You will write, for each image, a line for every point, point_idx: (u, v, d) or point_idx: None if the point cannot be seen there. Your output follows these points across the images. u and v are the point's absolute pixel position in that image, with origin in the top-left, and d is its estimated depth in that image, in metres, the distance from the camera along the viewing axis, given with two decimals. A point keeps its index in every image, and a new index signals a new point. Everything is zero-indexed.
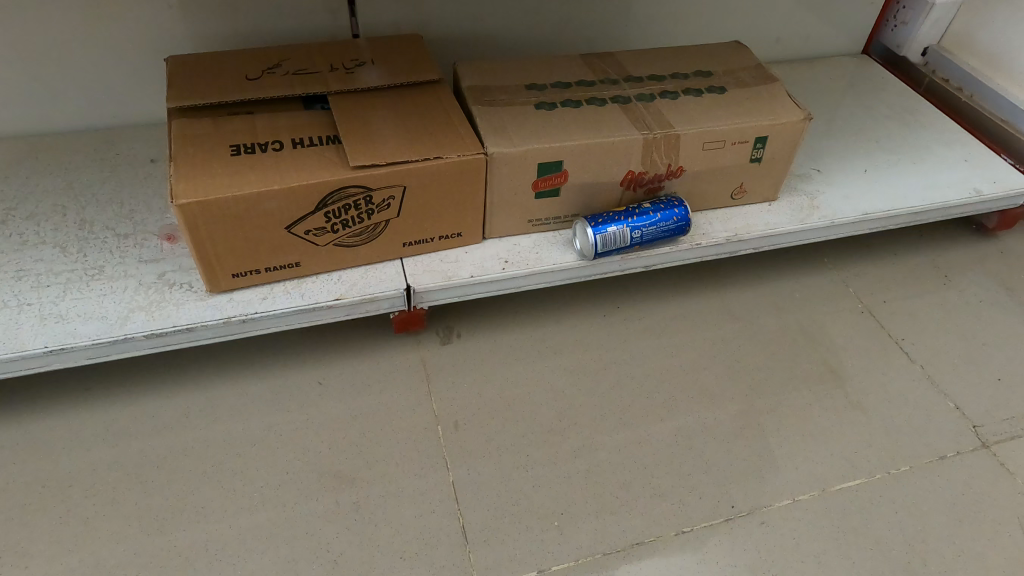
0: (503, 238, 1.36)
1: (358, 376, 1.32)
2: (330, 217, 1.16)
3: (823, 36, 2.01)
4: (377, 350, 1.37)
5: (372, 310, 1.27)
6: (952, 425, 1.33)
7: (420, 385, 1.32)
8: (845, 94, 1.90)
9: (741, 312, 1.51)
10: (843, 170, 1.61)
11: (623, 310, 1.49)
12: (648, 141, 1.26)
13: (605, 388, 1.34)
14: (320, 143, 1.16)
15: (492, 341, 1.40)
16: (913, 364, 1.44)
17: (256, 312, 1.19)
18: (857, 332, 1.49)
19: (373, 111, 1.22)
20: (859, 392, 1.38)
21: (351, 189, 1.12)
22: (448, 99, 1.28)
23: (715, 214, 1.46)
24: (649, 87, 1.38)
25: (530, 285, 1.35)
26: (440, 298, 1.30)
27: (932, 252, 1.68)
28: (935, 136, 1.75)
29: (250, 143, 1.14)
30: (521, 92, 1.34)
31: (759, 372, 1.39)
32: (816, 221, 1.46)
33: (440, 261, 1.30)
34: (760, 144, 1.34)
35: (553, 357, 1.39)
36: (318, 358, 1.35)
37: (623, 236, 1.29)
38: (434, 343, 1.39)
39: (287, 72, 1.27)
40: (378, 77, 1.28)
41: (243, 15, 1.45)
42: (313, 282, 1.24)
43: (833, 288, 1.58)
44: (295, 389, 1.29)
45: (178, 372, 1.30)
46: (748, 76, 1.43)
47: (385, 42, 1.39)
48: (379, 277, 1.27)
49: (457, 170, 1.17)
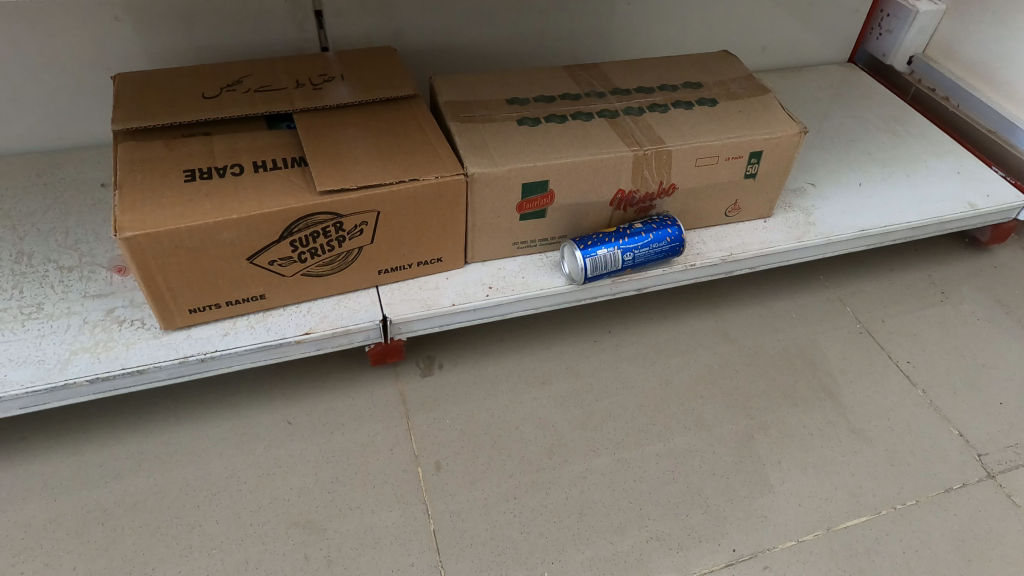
0: (486, 262, 1.27)
1: (331, 414, 1.23)
2: (297, 246, 1.06)
3: (808, 45, 1.97)
4: (352, 384, 1.27)
5: (345, 343, 1.16)
6: (957, 453, 1.27)
7: (399, 423, 1.22)
8: (832, 104, 1.85)
9: (737, 335, 1.44)
10: (836, 184, 1.55)
11: (614, 335, 1.41)
12: (639, 158, 1.18)
13: (596, 421, 1.26)
14: (284, 167, 1.07)
15: (476, 371, 1.32)
16: (913, 388, 1.38)
17: (216, 351, 1.08)
18: (855, 353, 1.43)
19: (344, 132, 1.14)
20: (860, 420, 1.31)
21: (319, 215, 1.03)
22: (425, 117, 1.20)
23: (708, 232, 1.38)
24: (636, 100, 1.31)
25: (516, 312, 1.26)
26: (419, 329, 1.20)
27: (927, 268, 1.63)
28: (925, 146, 1.71)
29: (206, 168, 1.06)
30: (502, 107, 1.26)
31: (756, 400, 1.32)
32: (812, 237, 1.40)
33: (419, 288, 1.21)
34: (755, 159, 1.28)
35: (541, 387, 1.30)
36: (287, 395, 1.25)
37: (613, 259, 1.21)
38: (413, 375, 1.30)
39: (249, 89, 1.20)
40: (347, 94, 1.21)
41: (201, 27, 1.36)
42: (280, 314, 1.14)
43: (829, 307, 1.52)
44: (262, 431, 1.19)
45: (127, 416, 1.19)
46: (738, 87, 1.36)
47: (355, 58, 1.32)
48: (354, 308, 1.17)
49: (434, 193, 1.09)
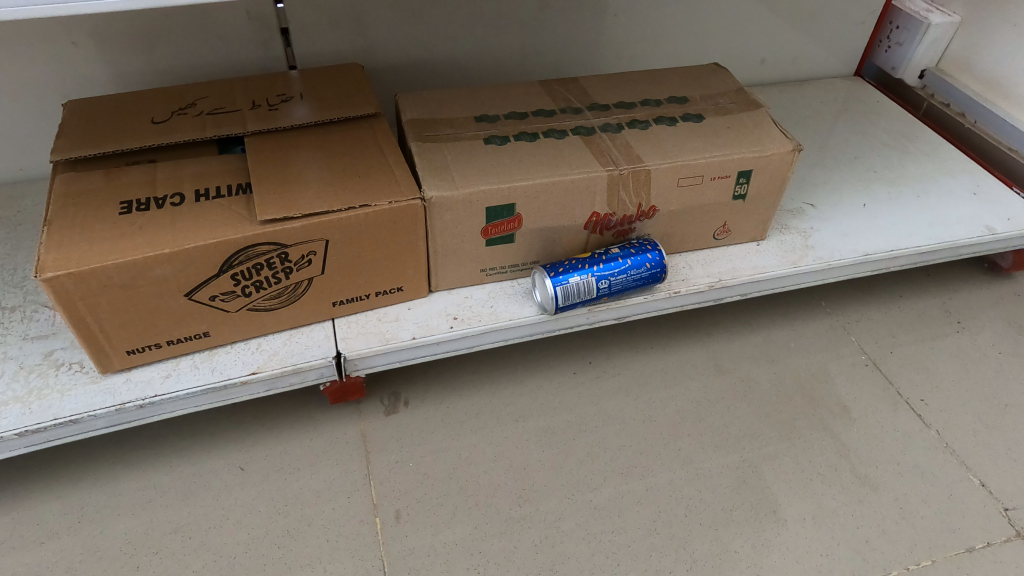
0: (453, 290, 1.18)
1: (285, 458, 1.14)
2: (239, 279, 0.98)
3: (811, 57, 1.87)
4: (310, 423, 1.19)
5: (297, 382, 1.08)
6: (977, 505, 1.15)
7: (358, 466, 1.13)
8: (836, 119, 1.75)
9: (730, 368, 1.33)
10: (839, 205, 1.44)
11: (597, 367, 1.31)
12: (614, 179, 1.09)
13: (573, 465, 1.15)
14: (227, 194, 1.00)
15: (445, 409, 1.22)
16: (927, 428, 1.25)
17: (155, 395, 1.00)
18: (861, 389, 1.31)
19: (295, 155, 1.07)
20: (867, 465, 1.19)
21: (261, 246, 0.96)
22: (384, 137, 1.12)
23: (696, 256, 1.28)
24: (615, 116, 1.22)
25: (484, 344, 1.17)
26: (378, 365, 1.11)
27: (941, 294, 1.51)
28: (937, 164, 1.60)
29: (145, 198, 0.98)
30: (469, 125, 1.18)
31: (751, 442, 1.21)
32: (810, 262, 1.29)
33: (378, 320, 1.12)
34: (744, 179, 1.18)
35: (515, 426, 1.20)
36: (240, 436, 1.16)
37: (587, 287, 1.12)
38: (377, 414, 1.21)
39: (201, 112, 1.14)
40: (304, 115, 1.15)
41: (162, 48, 1.31)
42: (227, 352, 1.06)
43: (832, 338, 1.40)
44: (210, 478, 1.10)
45: (69, 463, 1.11)
46: (727, 102, 1.27)
47: (318, 76, 1.26)
48: (307, 343, 1.08)
49: (388, 219, 1.01)
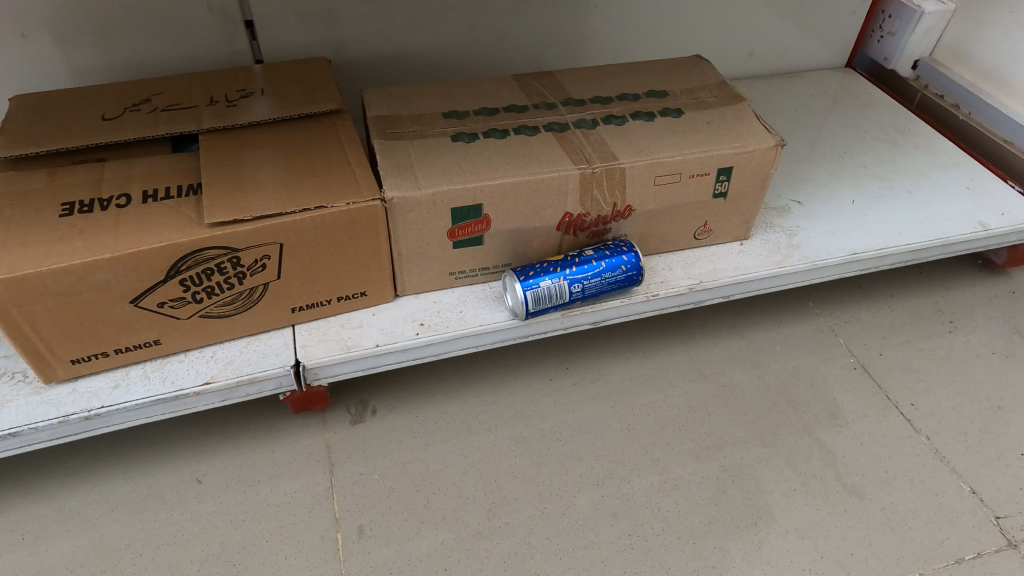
0: (421, 294, 1.13)
1: (245, 470, 1.09)
2: (188, 285, 0.93)
3: (801, 49, 1.81)
4: (272, 433, 1.14)
5: (254, 393, 1.03)
6: (969, 514, 1.10)
7: (321, 479, 1.09)
8: (827, 113, 1.70)
9: (713, 372, 1.28)
10: (826, 202, 1.39)
11: (574, 372, 1.26)
12: (587, 177, 1.04)
13: (546, 475, 1.11)
14: (177, 196, 0.95)
15: (414, 417, 1.17)
16: (916, 434, 1.21)
17: (101, 407, 0.95)
18: (849, 394, 1.26)
19: (251, 154, 1.02)
20: (854, 474, 1.14)
21: (210, 250, 0.91)
22: (346, 135, 1.07)
23: (676, 256, 1.23)
24: (591, 111, 1.17)
25: (453, 351, 1.12)
26: (340, 373, 1.07)
27: (933, 293, 1.46)
28: (930, 158, 1.54)
29: (88, 199, 0.93)
30: (437, 122, 1.13)
31: (733, 450, 1.16)
32: (795, 263, 1.24)
33: (340, 326, 1.07)
34: (724, 177, 1.13)
35: (487, 435, 1.16)
36: (199, 448, 1.11)
37: (560, 291, 1.07)
38: (343, 423, 1.16)
39: (155, 109, 1.09)
40: (263, 111, 1.09)
41: (119, 42, 1.25)
42: (179, 361, 1.01)
43: (819, 340, 1.35)
44: (165, 492, 1.05)
45: (18, 477, 1.06)
46: (709, 95, 1.22)
47: (281, 71, 1.21)
48: (264, 351, 1.03)
49: (346, 222, 0.96)
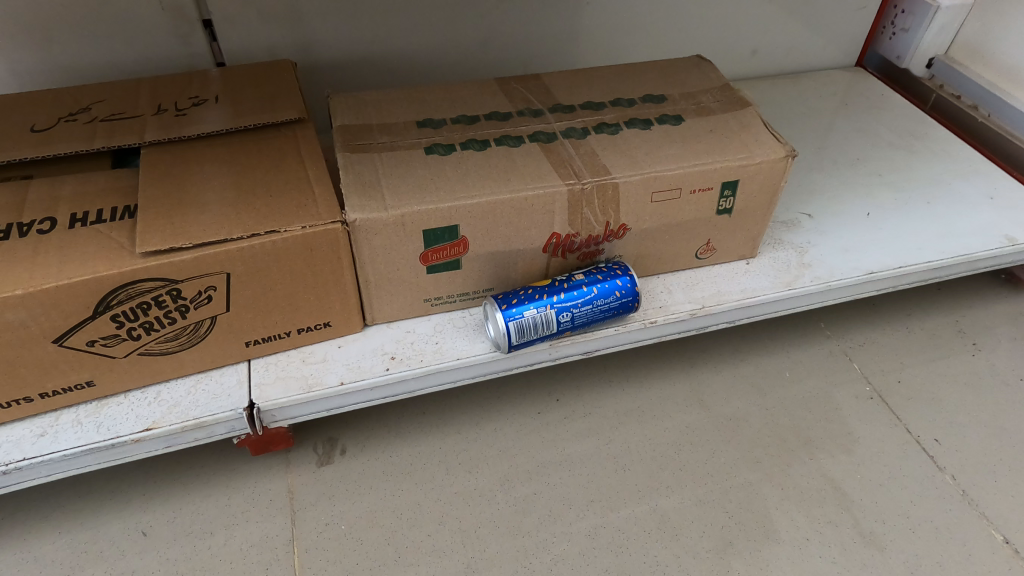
0: (393, 323, 1.02)
1: (196, 520, 0.98)
2: (122, 321, 0.82)
3: (808, 47, 1.70)
4: (230, 478, 1.03)
5: (203, 438, 0.92)
6: (1001, 567, 0.99)
7: (282, 530, 0.97)
8: (836, 116, 1.58)
9: (716, 403, 1.17)
10: (838, 214, 1.28)
11: (564, 405, 1.15)
12: (575, 195, 0.93)
13: (532, 524, 1.00)
14: (109, 219, 0.83)
15: (387, 458, 1.07)
16: (941, 472, 1.10)
17: (23, 459, 0.84)
18: (865, 426, 1.16)
19: (198, 170, 0.91)
20: (873, 520, 1.03)
21: (145, 282, 0.80)
22: (307, 147, 0.96)
23: (675, 278, 1.12)
24: (581, 118, 1.06)
25: (428, 386, 1.01)
26: (300, 413, 0.96)
27: (953, 311, 1.35)
28: (949, 164, 1.43)
29: (7, 224, 0.82)
30: (410, 132, 1.01)
31: (739, 492, 1.05)
32: (805, 284, 1.13)
33: (302, 361, 0.96)
34: (729, 191, 1.02)
35: (467, 478, 1.05)
36: (147, 496, 1.00)
37: (546, 321, 0.96)
38: (308, 465, 1.05)
39: (94, 118, 0.97)
40: (215, 121, 0.98)
41: (62, 44, 1.14)
42: (118, 403, 0.90)
43: (831, 366, 1.25)
44: (105, 547, 0.94)
45: None
46: (711, 100, 1.11)
47: (238, 75, 1.09)
48: (215, 390, 0.92)
49: (302, 247, 0.85)
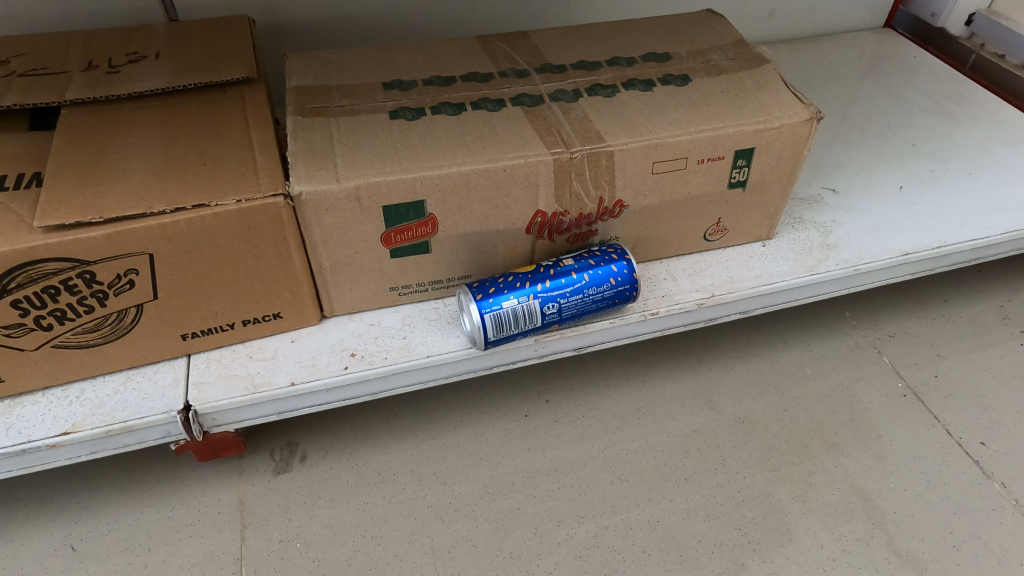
0: (356, 315, 0.90)
1: (134, 534, 0.87)
2: (27, 308, 0.71)
3: (832, 8, 1.54)
4: (175, 487, 0.92)
5: (134, 443, 0.80)
6: None
7: (229, 547, 0.86)
8: (863, 81, 1.43)
9: (726, 402, 1.04)
10: (868, 189, 1.13)
11: (555, 407, 1.03)
12: (563, 165, 0.79)
13: (515, 542, 0.88)
14: (11, 188, 0.71)
15: (353, 465, 0.95)
16: (987, 481, 0.96)
17: None
18: (898, 428, 1.02)
19: (122, 135, 0.78)
20: (909, 537, 0.90)
21: (49, 263, 0.68)
22: (252, 110, 0.83)
23: (681, 262, 0.98)
24: (573, 78, 0.92)
25: (395, 387, 0.88)
26: (246, 417, 0.84)
27: (996, 296, 1.20)
28: (994, 132, 1.27)
29: None
30: (374, 94, 0.88)
31: (754, 505, 0.92)
32: (830, 268, 0.99)
33: (249, 357, 0.84)
34: (743, 161, 0.88)
35: (442, 488, 0.93)
36: (81, 506, 0.89)
37: (528, 312, 0.83)
38: (263, 473, 0.93)
39: (12, 74, 0.84)
40: (148, 78, 0.85)
41: None
42: (36, 402, 0.78)
43: (858, 360, 1.11)
44: (28, 564, 0.83)
45: None
46: (724, 58, 0.96)
47: (184, 29, 0.96)
48: (147, 389, 0.80)
49: (238, 224, 0.72)
